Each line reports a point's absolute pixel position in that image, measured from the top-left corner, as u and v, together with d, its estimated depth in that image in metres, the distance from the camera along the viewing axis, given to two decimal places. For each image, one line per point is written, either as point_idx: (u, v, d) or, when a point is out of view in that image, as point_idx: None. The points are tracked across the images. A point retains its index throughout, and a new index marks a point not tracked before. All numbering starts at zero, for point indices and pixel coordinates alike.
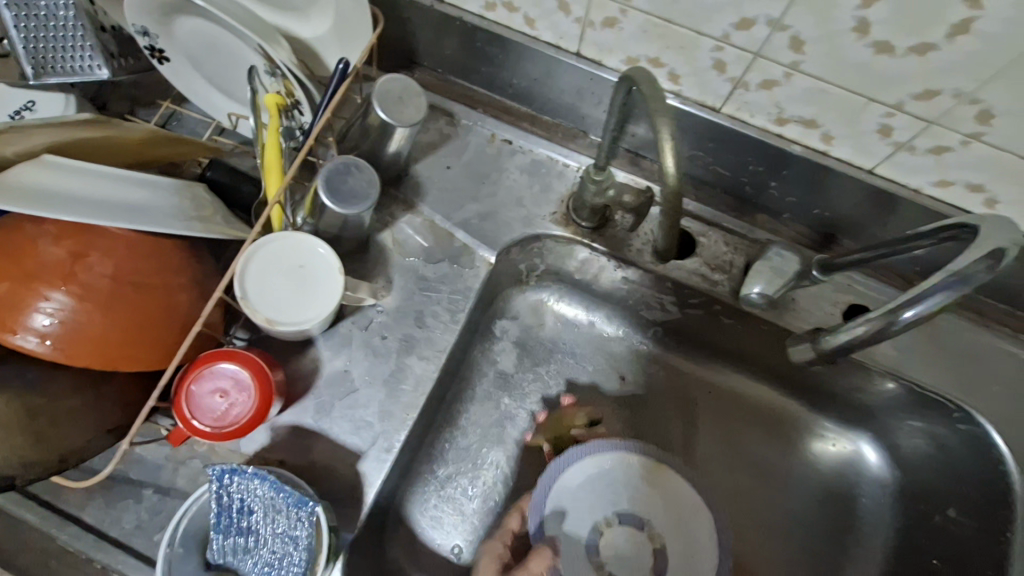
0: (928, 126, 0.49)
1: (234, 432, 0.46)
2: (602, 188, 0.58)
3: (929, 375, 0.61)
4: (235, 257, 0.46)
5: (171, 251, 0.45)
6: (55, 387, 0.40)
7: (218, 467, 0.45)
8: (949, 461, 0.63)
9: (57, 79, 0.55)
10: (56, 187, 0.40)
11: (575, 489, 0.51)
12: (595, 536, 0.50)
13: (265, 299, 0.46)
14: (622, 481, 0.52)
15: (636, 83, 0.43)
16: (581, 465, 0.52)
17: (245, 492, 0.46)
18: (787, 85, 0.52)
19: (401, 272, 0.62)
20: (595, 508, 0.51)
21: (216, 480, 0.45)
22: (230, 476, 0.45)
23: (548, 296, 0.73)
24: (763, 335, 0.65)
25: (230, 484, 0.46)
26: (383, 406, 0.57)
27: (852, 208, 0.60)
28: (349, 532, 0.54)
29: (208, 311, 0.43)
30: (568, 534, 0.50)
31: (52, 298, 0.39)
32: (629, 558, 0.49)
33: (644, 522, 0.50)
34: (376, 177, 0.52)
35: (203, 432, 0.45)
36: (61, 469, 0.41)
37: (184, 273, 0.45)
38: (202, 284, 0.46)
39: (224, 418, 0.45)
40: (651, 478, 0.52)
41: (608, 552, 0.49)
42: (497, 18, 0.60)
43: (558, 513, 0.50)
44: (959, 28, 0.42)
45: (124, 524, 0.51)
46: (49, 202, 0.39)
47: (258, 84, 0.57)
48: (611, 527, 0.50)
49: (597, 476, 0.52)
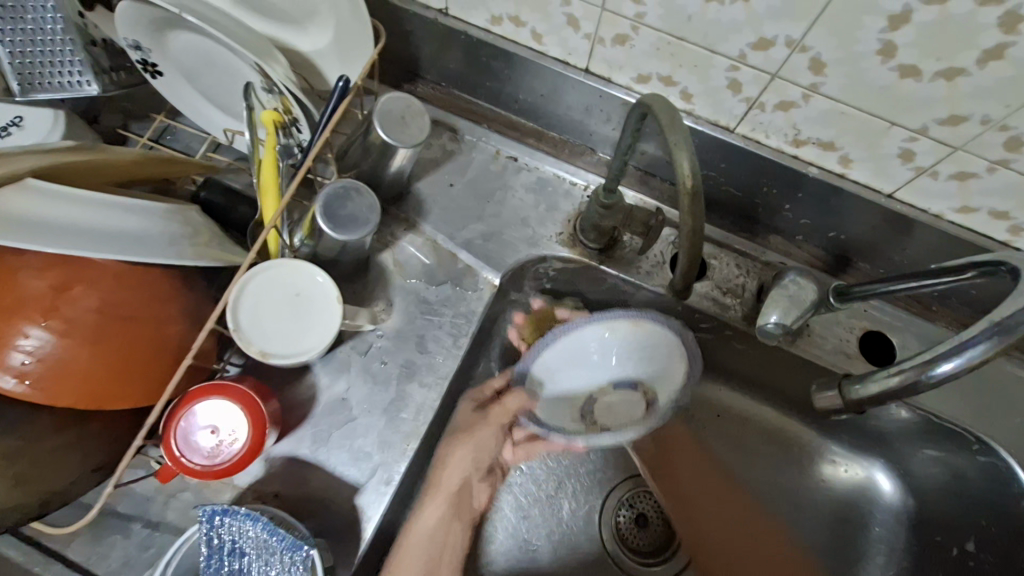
0: (953, 151, 0.47)
1: (227, 470, 0.44)
2: (611, 210, 0.56)
3: (946, 404, 0.59)
4: (228, 287, 0.44)
5: (162, 279, 0.42)
6: (34, 428, 0.38)
7: (209, 507, 0.43)
8: (965, 491, 0.61)
9: (46, 95, 0.53)
10: (35, 213, 0.38)
11: (569, 358, 0.64)
12: (590, 385, 0.66)
13: (258, 330, 0.44)
14: (609, 347, 0.63)
15: (651, 108, 0.41)
16: (567, 341, 0.63)
17: (236, 534, 0.43)
18: (805, 107, 0.49)
19: (401, 295, 0.60)
20: (585, 373, 0.65)
21: (207, 520, 0.43)
22: (220, 518, 0.42)
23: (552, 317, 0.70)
24: (777, 361, 0.63)
25: (222, 525, 0.43)
26: (382, 435, 0.55)
27: (870, 232, 0.58)
28: (345, 569, 0.52)
29: (200, 346, 0.41)
30: (563, 382, 0.65)
31: (31, 334, 0.37)
32: (619, 396, 0.65)
33: (634, 382, 0.65)
34: (376, 201, 0.50)
35: (195, 470, 0.43)
36: (41, 512, 0.39)
37: (175, 302, 0.43)
38: (195, 314, 0.44)
39: (216, 456, 0.43)
40: (638, 346, 0.62)
41: (602, 403, 0.66)
42: (503, 33, 0.58)
43: (555, 376, 0.65)
44: (991, 54, 0.40)
45: (111, 561, 0.49)
46: (30, 231, 0.37)
47: (255, 100, 0.55)
48: (609, 389, 0.65)
49: (582, 347, 0.63)
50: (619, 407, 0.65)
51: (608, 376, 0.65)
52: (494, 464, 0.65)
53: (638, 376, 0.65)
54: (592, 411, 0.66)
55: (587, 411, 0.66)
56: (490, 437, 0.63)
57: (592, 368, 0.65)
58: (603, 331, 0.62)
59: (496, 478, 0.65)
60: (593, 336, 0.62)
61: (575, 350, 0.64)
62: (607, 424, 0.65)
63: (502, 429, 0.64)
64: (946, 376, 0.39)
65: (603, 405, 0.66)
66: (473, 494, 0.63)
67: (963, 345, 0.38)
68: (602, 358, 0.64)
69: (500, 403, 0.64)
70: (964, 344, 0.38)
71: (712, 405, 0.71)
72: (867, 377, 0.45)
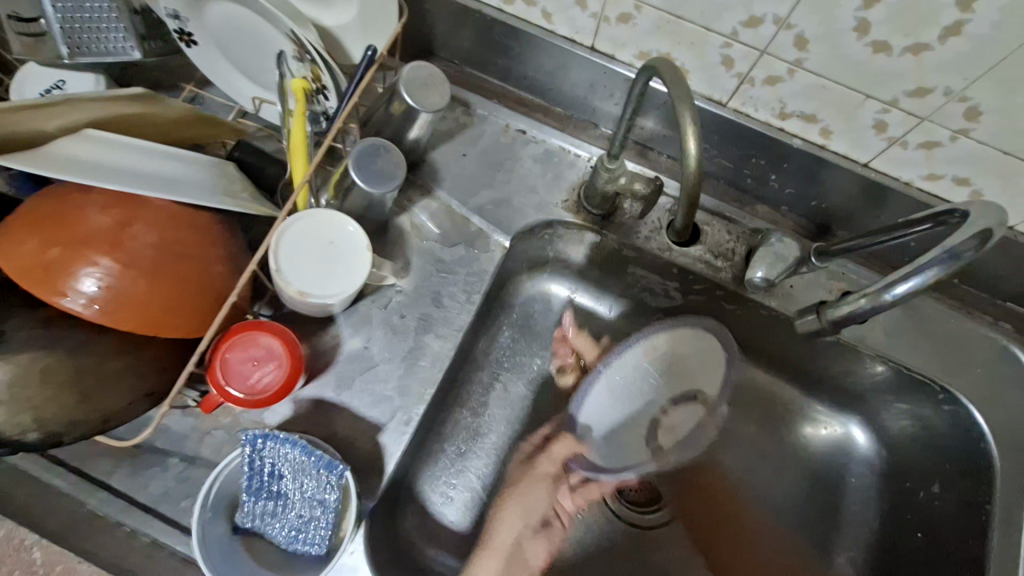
0: (920, 122, 0.53)
1: (266, 400, 0.48)
2: (613, 177, 0.60)
3: (914, 357, 0.65)
4: (269, 233, 0.49)
5: (208, 223, 0.47)
6: (98, 352, 0.43)
7: (253, 431, 0.49)
8: (932, 442, 0.67)
9: (91, 60, 0.57)
10: (99, 159, 0.43)
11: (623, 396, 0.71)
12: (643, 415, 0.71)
13: (296, 273, 0.49)
14: (641, 376, 0.71)
15: (658, 72, 0.46)
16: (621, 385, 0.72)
17: (277, 456, 0.50)
18: (790, 81, 0.55)
19: (418, 255, 0.64)
20: (631, 399, 0.71)
21: (250, 443, 0.49)
22: (263, 441, 0.49)
23: (554, 282, 0.75)
24: (763, 322, 0.68)
25: (262, 449, 0.50)
26: (401, 381, 0.60)
27: (848, 201, 0.64)
28: (369, 500, 0.56)
29: (244, 284, 0.45)
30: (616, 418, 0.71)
31: (98, 264, 0.41)
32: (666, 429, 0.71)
33: (690, 394, 0.71)
34: (401, 159, 0.56)
35: (237, 399, 0.47)
36: (104, 427, 0.45)
37: (220, 245, 0.47)
38: (237, 259, 0.48)
39: (257, 386, 0.48)
40: (659, 363, 0.71)
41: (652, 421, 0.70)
42: (516, 12, 0.63)
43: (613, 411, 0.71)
44: (950, 31, 0.45)
45: (152, 490, 0.53)
46: (96, 173, 0.42)
47: (286, 69, 0.59)
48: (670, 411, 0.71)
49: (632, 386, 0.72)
50: (682, 427, 0.71)
51: (661, 397, 0.71)
52: (549, 514, 0.68)
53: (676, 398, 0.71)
54: (658, 428, 0.70)
55: (650, 438, 0.70)
56: (542, 489, 0.68)
57: (632, 394, 0.71)
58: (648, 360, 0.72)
59: (552, 526, 0.67)
60: (616, 371, 0.72)
61: (610, 393, 0.71)
62: (671, 443, 0.71)
63: (553, 481, 0.69)
64: (897, 297, 0.46)
65: (665, 429, 0.70)
66: (526, 554, 0.65)
67: (918, 268, 0.45)
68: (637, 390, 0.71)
69: (545, 457, 0.69)
70: (919, 267, 0.45)
71: None
72: (843, 299, 0.53)
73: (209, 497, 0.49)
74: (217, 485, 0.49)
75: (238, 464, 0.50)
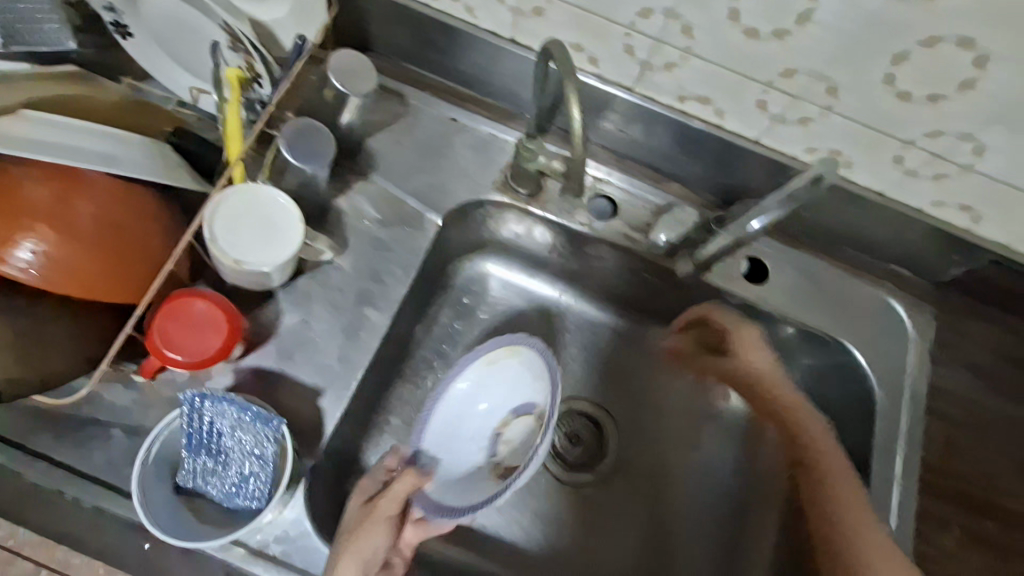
0: (796, 101, 0.61)
1: (206, 360, 0.54)
2: (533, 155, 0.65)
3: (812, 316, 0.72)
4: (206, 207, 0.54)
5: (142, 206, 0.52)
6: (35, 317, 0.51)
7: (191, 392, 0.54)
8: (827, 392, 0.75)
9: (23, 50, 0.60)
10: (36, 138, 0.47)
11: (466, 398, 0.69)
12: (491, 462, 0.67)
13: (232, 240, 0.54)
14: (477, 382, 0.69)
15: (552, 55, 0.51)
16: (467, 375, 0.69)
17: (216, 414, 0.55)
18: (684, 67, 0.62)
19: (356, 235, 0.68)
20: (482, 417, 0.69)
21: (190, 399, 0.54)
22: (201, 401, 0.54)
23: (490, 260, 0.80)
24: (678, 291, 0.75)
25: (202, 409, 0.55)
26: (342, 352, 0.64)
27: (746, 176, 0.71)
28: (309, 458, 0.60)
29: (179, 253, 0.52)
30: (466, 478, 0.66)
31: (35, 233, 0.46)
32: (487, 445, 0.69)
33: (531, 408, 0.67)
34: (329, 137, 0.61)
35: (175, 360, 0.53)
36: (42, 388, 0.53)
37: (152, 226, 0.53)
38: (170, 237, 0.54)
39: (198, 352, 0.53)
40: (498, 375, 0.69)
41: (479, 441, 0.69)
42: (442, 8, 0.68)
43: (455, 423, 0.69)
44: (805, 18, 0.53)
45: (95, 459, 0.57)
46: (34, 149, 0.47)
47: (222, 59, 0.63)
48: (508, 423, 0.68)
49: (478, 381, 0.69)
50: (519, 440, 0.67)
51: (511, 407, 0.68)
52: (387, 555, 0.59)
53: (509, 401, 0.69)
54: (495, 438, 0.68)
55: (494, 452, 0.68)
56: (378, 531, 0.57)
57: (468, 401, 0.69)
58: (484, 367, 0.68)
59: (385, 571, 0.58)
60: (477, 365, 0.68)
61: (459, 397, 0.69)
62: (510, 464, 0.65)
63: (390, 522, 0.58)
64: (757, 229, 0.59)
65: (506, 444, 0.68)
66: None
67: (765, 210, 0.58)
68: (488, 386, 0.69)
69: (382, 498, 0.59)
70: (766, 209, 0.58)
71: (630, 333, 0.81)
72: (711, 242, 0.67)
73: (154, 456, 0.55)
74: (158, 443, 0.55)
75: (178, 423, 0.56)
